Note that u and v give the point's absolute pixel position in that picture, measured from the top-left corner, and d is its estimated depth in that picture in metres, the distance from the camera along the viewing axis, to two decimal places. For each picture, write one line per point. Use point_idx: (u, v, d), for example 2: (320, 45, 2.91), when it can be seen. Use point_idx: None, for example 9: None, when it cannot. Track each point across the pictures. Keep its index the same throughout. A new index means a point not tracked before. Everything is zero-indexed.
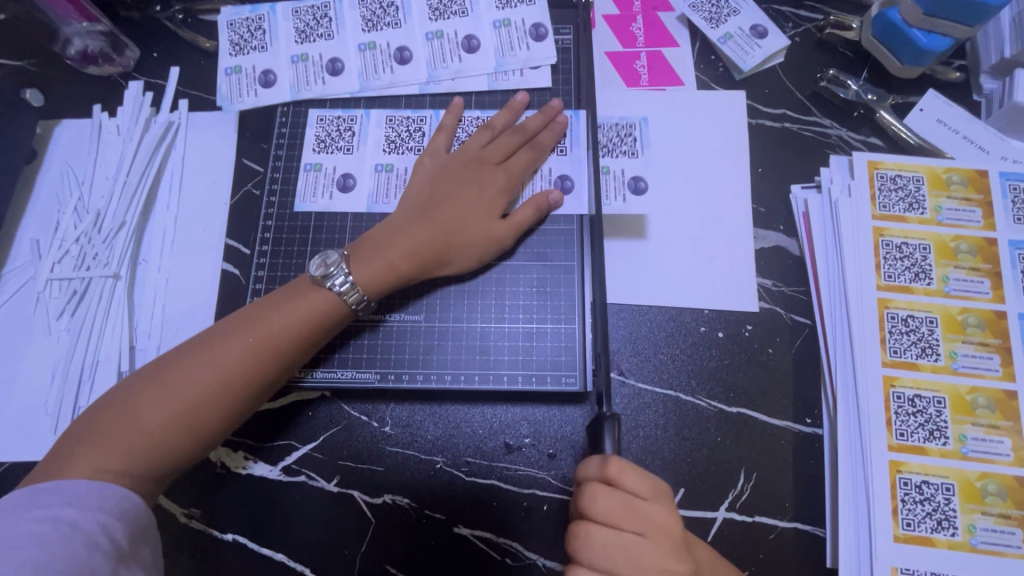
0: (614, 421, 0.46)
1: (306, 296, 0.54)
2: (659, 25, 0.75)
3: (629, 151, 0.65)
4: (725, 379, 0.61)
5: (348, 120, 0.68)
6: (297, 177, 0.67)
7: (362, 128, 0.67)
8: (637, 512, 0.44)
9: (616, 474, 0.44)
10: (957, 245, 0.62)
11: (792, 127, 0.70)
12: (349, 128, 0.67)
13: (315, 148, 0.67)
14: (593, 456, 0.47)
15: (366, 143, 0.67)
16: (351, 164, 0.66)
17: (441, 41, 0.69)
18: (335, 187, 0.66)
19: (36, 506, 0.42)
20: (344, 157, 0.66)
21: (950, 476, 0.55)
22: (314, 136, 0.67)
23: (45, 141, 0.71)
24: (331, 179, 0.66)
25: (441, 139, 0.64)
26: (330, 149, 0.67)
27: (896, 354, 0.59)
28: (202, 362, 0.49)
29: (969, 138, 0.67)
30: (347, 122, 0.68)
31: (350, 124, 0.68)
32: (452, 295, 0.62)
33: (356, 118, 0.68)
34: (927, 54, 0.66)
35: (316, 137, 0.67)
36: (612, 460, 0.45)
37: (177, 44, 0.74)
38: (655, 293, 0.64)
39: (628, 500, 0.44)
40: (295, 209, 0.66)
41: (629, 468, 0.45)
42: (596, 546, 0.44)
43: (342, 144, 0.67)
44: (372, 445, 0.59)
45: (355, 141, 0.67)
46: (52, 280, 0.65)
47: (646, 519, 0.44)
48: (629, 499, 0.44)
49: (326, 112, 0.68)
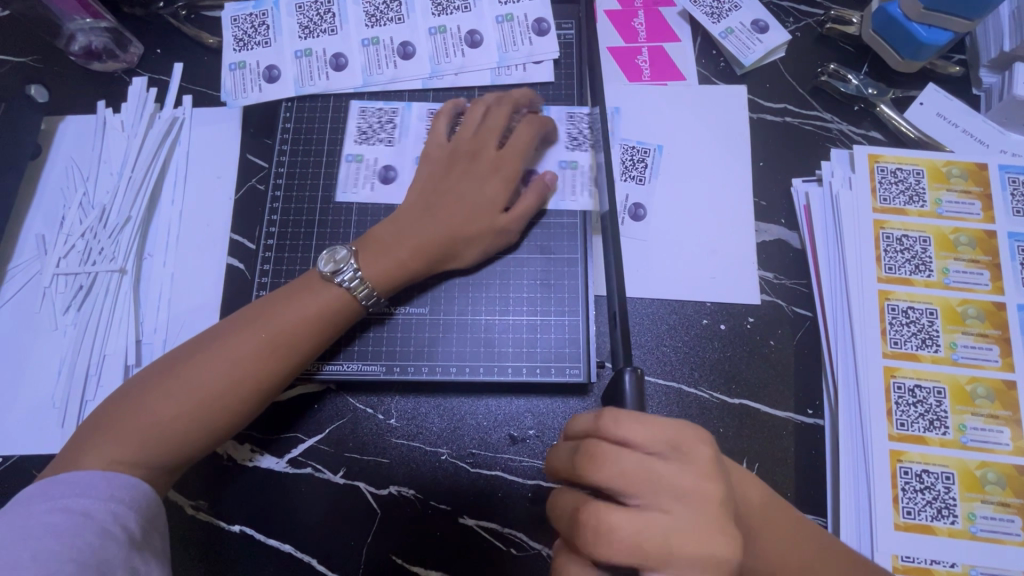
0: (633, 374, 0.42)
1: (317, 291, 0.54)
2: (660, 20, 0.75)
3: (636, 176, 0.68)
4: (727, 370, 0.61)
5: (390, 112, 0.68)
6: (338, 169, 0.67)
7: (404, 121, 0.67)
8: (649, 476, 0.37)
9: (612, 431, 0.39)
10: (957, 238, 0.62)
11: (792, 121, 0.70)
12: (391, 120, 0.68)
13: (357, 139, 0.67)
14: (584, 417, 0.42)
15: (408, 136, 0.67)
16: (392, 156, 0.66)
17: (444, 36, 0.69)
18: (376, 178, 0.66)
19: (51, 497, 0.43)
20: (386, 149, 0.66)
21: (950, 465, 0.56)
22: (355, 127, 0.67)
23: (50, 136, 0.71)
24: (372, 171, 0.66)
25: (441, 125, 0.64)
26: (372, 141, 0.67)
27: (897, 345, 0.59)
28: (214, 356, 0.50)
29: (970, 132, 0.67)
30: (388, 114, 0.68)
31: (392, 116, 0.68)
32: (457, 288, 0.63)
33: (398, 111, 0.68)
34: (927, 48, 0.66)
35: (358, 128, 0.67)
36: (605, 416, 0.39)
37: (180, 40, 0.74)
38: (657, 285, 0.64)
39: (633, 463, 0.37)
40: (338, 200, 0.66)
41: (620, 418, 0.39)
42: (619, 533, 0.36)
43: (384, 135, 0.67)
44: (377, 437, 0.60)
45: (397, 133, 0.67)
46: (58, 275, 0.65)
47: (664, 486, 0.37)
48: (638, 461, 0.37)
49: (368, 104, 0.69)
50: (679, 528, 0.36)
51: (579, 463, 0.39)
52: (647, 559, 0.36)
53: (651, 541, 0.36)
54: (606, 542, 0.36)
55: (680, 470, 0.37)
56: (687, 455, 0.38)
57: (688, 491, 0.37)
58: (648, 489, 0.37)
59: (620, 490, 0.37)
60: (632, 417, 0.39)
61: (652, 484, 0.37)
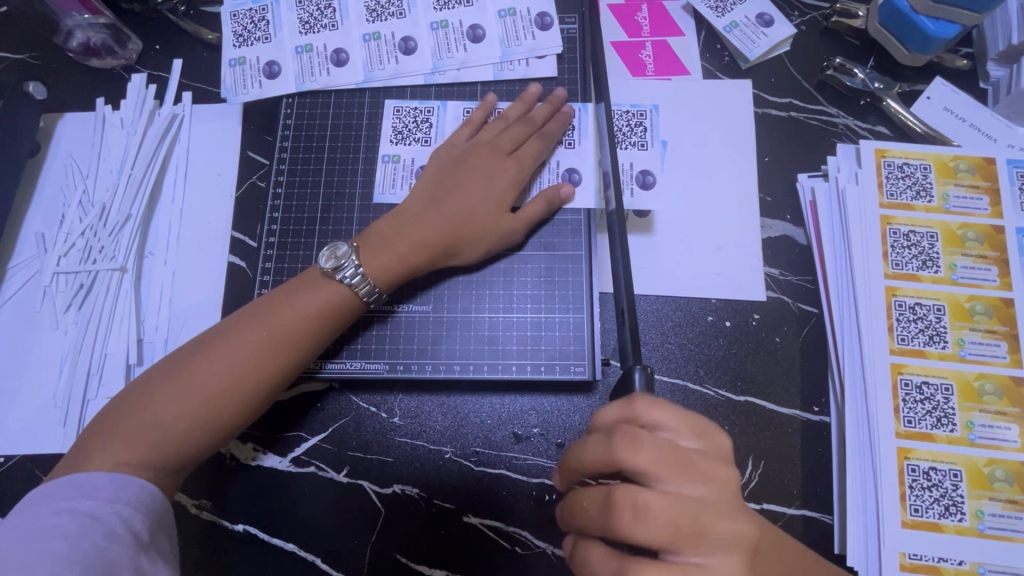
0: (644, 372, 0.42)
1: (317, 287, 0.54)
2: (664, 15, 0.74)
3: (638, 142, 0.65)
4: (733, 367, 0.61)
5: (425, 111, 0.67)
6: (376, 169, 0.66)
7: (440, 120, 0.66)
8: (683, 460, 0.38)
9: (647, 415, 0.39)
10: (965, 233, 0.62)
11: (798, 116, 0.70)
12: (427, 120, 0.67)
13: (393, 140, 0.66)
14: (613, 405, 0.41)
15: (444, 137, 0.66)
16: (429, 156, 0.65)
17: (446, 31, 0.69)
18: (414, 178, 0.65)
19: (56, 499, 0.42)
20: (423, 149, 0.65)
21: (957, 462, 0.55)
22: (390, 127, 0.66)
23: (49, 134, 0.71)
24: (410, 171, 0.65)
25: (462, 133, 0.64)
26: (408, 140, 0.66)
27: (904, 342, 0.59)
28: (216, 356, 0.49)
29: (977, 126, 0.67)
30: (424, 113, 0.67)
31: (427, 115, 0.67)
32: (460, 286, 0.62)
33: (433, 110, 0.67)
34: (935, 42, 0.66)
35: (393, 128, 0.66)
36: (639, 399, 0.40)
37: (180, 36, 0.73)
38: (662, 282, 0.64)
39: (668, 448, 0.38)
40: (376, 202, 0.65)
41: (657, 406, 0.40)
42: (657, 512, 0.36)
43: (420, 135, 0.66)
44: (381, 436, 0.60)
45: (433, 133, 0.66)
46: (59, 273, 0.65)
47: (694, 470, 0.38)
48: (674, 447, 0.38)
49: (404, 103, 0.67)
50: (708, 509, 0.37)
51: (615, 445, 0.38)
52: (678, 537, 0.36)
53: (684, 521, 0.36)
54: (633, 514, 0.37)
55: (705, 457, 0.39)
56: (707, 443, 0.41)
57: (713, 476, 0.39)
58: (681, 472, 0.38)
59: (654, 472, 0.37)
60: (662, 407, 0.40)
61: (685, 468, 0.38)
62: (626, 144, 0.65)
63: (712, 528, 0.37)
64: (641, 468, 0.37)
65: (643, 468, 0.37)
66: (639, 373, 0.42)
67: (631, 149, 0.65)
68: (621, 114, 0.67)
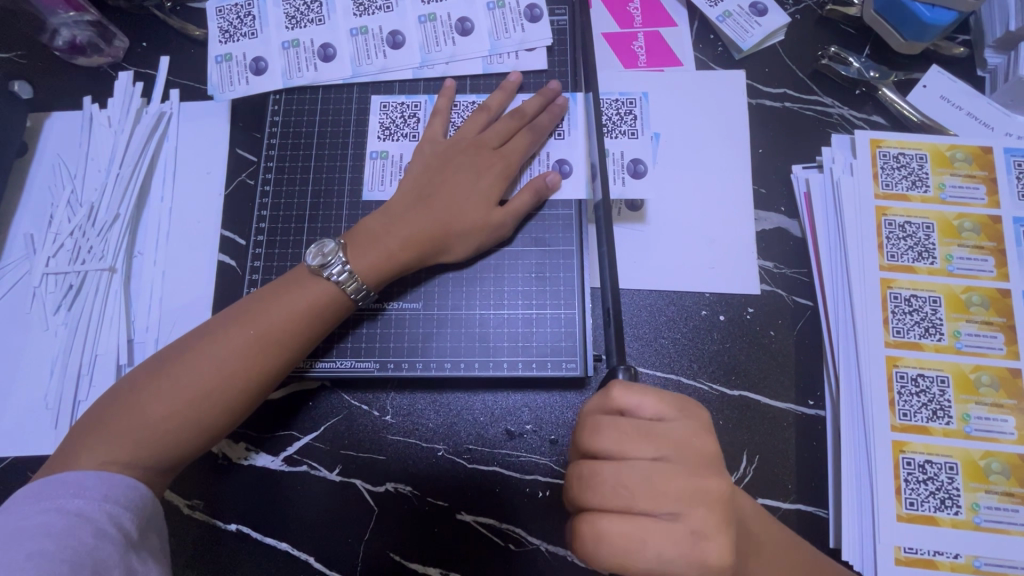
0: (627, 369, 0.44)
1: (306, 286, 0.53)
2: (657, 5, 0.73)
3: (628, 131, 0.64)
4: (726, 362, 0.60)
5: (413, 106, 0.66)
6: (364, 167, 0.65)
7: (427, 113, 0.66)
8: (649, 434, 0.40)
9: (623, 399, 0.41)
10: (961, 223, 0.61)
11: (792, 106, 0.69)
12: (414, 115, 0.66)
13: (381, 135, 0.65)
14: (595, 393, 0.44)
15: None
16: None
17: (434, 24, 0.68)
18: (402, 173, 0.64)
19: (43, 498, 0.42)
20: (411, 144, 0.65)
21: (953, 455, 0.55)
22: (378, 123, 0.66)
23: (36, 134, 0.70)
24: (398, 167, 0.64)
25: (437, 123, 0.63)
26: (396, 136, 0.65)
27: (900, 334, 0.58)
28: (201, 355, 0.49)
29: (974, 115, 0.66)
30: (411, 108, 0.66)
31: (414, 110, 0.66)
32: (451, 283, 0.62)
33: (421, 104, 0.66)
34: (931, 28, 0.65)
35: (380, 124, 0.66)
36: (614, 387, 0.42)
37: (167, 33, 0.73)
38: (655, 277, 0.63)
39: (637, 426, 0.40)
40: (364, 199, 0.64)
41: (631, 391, 0.41)
42: (608, 477, 0.39)
43: (408, 131, 0.65)
44: (373, 435, 0.59)
45: (420, 128, 0.65)
46: (48, 274, 0.65)
47: (661, 439, 0.40)
48: (639, 422, 0.40)
49: (391, 98, 0.67)
50: (672, 472, 0.39)
51: (580, 428, 0.42)
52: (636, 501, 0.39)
53: (639, 487, 0.39)
54: (597, 487, 0.40)
55: (679, 425, 0.41)
56: (684, 416, 0.42)
57: (689, 445, 0.40)
58: (647, 445, 0.40)
59: (618, 447, 0.40)
60: (640, 391, 0.41)
61: (653, 441, 0.40)
62: (616, 133, 0.64)
63: (668, 487, 0.39)
64: (604, 446, 0.41)
65: (601, 446, 0.40)
66: (623, 372, 0.44)
67: (621, 138, 0.64)
68: (609, 104, 0.65)
